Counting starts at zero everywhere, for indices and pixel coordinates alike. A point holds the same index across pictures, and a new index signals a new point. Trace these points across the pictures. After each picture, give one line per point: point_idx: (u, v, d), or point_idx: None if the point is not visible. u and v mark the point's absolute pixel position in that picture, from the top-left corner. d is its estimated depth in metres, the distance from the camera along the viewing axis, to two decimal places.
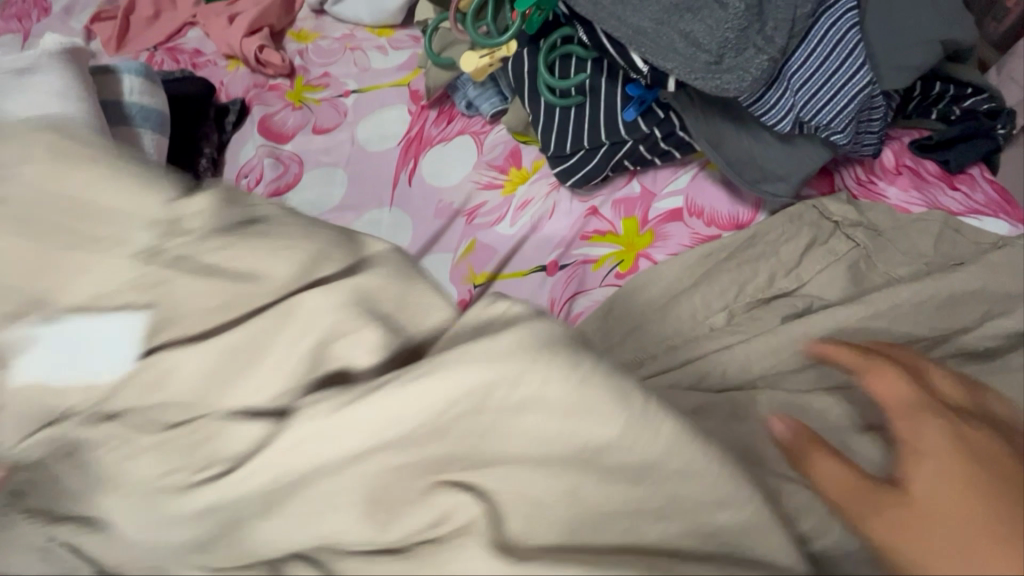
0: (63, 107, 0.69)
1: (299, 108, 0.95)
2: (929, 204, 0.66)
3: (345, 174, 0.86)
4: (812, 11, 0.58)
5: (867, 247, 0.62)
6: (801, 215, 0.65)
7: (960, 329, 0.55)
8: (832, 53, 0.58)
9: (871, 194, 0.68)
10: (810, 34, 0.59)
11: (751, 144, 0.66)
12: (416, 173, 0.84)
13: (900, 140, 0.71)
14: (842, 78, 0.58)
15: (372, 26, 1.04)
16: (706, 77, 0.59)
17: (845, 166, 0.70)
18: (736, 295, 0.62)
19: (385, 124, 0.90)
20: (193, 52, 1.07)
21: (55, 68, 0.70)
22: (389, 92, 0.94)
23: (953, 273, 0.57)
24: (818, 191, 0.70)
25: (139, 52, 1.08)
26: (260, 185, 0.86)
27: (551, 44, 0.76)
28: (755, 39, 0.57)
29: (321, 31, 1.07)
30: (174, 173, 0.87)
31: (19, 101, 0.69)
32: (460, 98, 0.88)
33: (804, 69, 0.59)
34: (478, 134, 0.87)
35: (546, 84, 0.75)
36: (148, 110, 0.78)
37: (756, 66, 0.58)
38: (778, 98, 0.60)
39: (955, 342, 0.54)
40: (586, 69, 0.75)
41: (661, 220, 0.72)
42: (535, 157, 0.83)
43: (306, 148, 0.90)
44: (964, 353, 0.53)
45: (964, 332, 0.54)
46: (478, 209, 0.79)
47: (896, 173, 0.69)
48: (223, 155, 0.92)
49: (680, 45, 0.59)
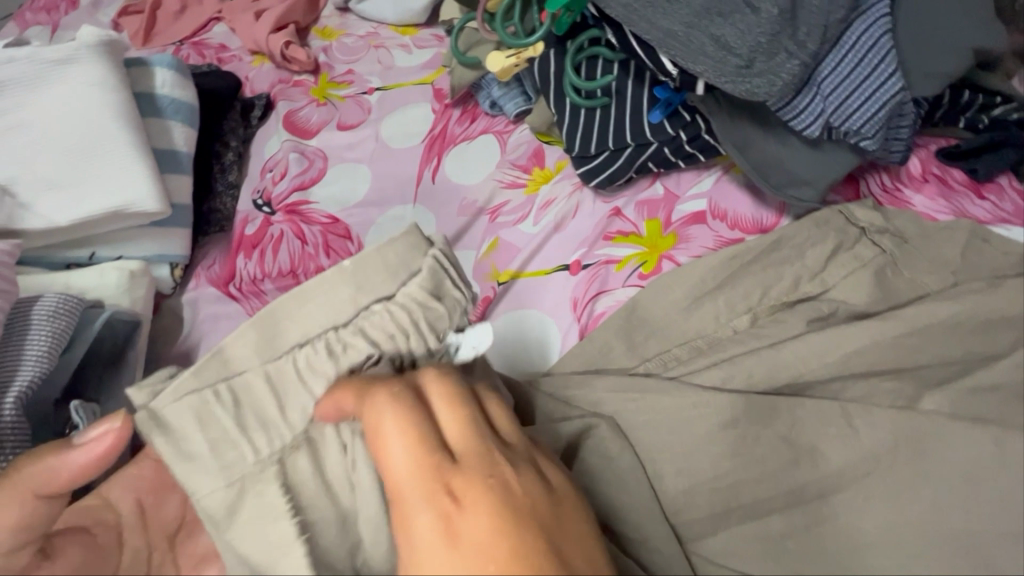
0: (99, 99, 0.70)
1: (323, 104, 0.96)
2: (955, 213, 0.66)
3: (369, 171, 0.87)
4: (844, 17, 0.58)
5: (893, 253, 0.62)
6: (827, 220, 0.65)
7: (989, 352, 0.55)
8: (863, 60, 0.59)
9: (896, 201, 0.68)
10: (841, 40, 0.59)
11: (778, 148, 0.66)
12: (439, 171, 0.85)
13: (926, 148, 0.70)
14: (873, 84, 0.58)
15: (396, 24, 1.05)
16: (736, 81, 0.59)
17: (871, 173, 0.70)
18: (760, 298, 0.62)
19: (408, 122, 0.91)
20: (219, 47, 1.08)
21: (90, 59, 0.71)
22: (413, 90, 0.95)
23: (980, 289, 0.57)
24: (843, 197, 0.70)
25: (165, 46, 1.09)
26: (285, 180, 0.87)
27: (578, 46, 0.76)
28: (786, 44, 0.58)
29: (345, 28, 1.08)
30: (200, 165, 0.88)
31: (54, 90, 0.70)
32: (484, 97, 0.89)
33: (835, 75, 0.59)
34: (501, 133, 0.87)
35: (573, 85, 0.76)
36: (179, 103, 0.79)
37: (787, 71, 0.58)
38: (808, 103, 0.60)
39: (986, 369, 0.54)
40: (613, 71, 0.75)
41: (684, 222, 0.73)
42: (558, 157, 0.83)
43: (330, 143, 0.91)
44: (990, 368, 0.53)
45: (998, 360, 0.54)
46: (501, 208, 0.80)
47: (923, 181, 0.69)
48: (249, 149, 0.93)
49: (710, 49, 0.60)
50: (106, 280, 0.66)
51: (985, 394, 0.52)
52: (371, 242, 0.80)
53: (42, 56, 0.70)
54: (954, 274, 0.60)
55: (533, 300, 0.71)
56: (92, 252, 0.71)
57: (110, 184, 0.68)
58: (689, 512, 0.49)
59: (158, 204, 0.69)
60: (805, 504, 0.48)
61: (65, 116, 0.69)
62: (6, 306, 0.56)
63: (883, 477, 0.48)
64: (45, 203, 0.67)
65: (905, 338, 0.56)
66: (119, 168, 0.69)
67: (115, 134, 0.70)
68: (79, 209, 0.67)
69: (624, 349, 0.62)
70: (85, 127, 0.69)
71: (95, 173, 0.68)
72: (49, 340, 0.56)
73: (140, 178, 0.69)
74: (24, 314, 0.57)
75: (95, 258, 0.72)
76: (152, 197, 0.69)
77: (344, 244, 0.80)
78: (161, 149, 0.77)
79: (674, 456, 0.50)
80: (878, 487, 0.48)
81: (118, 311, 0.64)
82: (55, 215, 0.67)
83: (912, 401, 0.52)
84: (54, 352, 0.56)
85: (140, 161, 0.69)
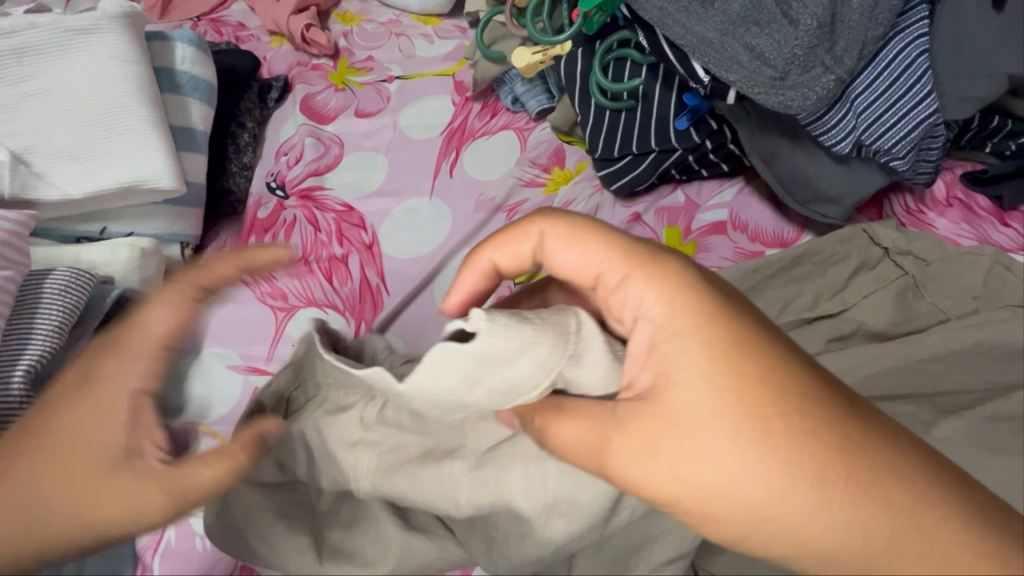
0: (118, 72, 0.69)
1: (342, 89, 0.94)
2: (978, 239, 0.67)
3: (386, 160, 0.86)
4: (883, 34, 0.58)
5: (915, 276, 0.62)
6: (851, 238, 0.64)
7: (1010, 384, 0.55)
8: (900, 78, 0.58)
9: (919, 223, 0.68)
10: (878, 58, 0.59)
11: (806, 163, 0.66)
12: (457, 165, 0.84)
13: (952, 172, 0.70)
14: (908, 104, 0.58)
15: (419, 13, 1.04)
16: (769, 93, 0.59)
17: (895, 194, 0.70)
18: (779, 313, 0.62)
19: (429, 113, 0.90)
20: (238, 26, 1.06)
21: (112, 31, 0.70)
22: (434, 81, 0.93)
23: (1006, 320, 0.57)
24: (865, 217, 0.70)
25: (182, 21, 1.07)
26: (300, 164, 0.86)
27: (607, 47, 0.75)
28: (823, 58, 0.57)
29: (367, 13, 1.06)
30: (216, 144, 0.87)
31: (72, 59, 0.68)
32: (506, 93, 0.88)
33: (869, 92, 0.59)
34: (521, 130, 0.86)
35: (599, 86, 0.75)
36: (198, 80, 0.78)
37: (822, 85, 0.57)
38: (840, 119, 0.60)
39: (1006, 401, 0.54)
40: (641, 74, 0.74)
41: (703, 232, 0.73)
42: (578, 158, 0.83)
43: (347, 130, 0.89)
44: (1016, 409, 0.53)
45: (1017, 390, 0.54)
46: (519, 207, 0.79)
47: (946, 205, 0.69)
48: (265, 131, 0.92)
49: (744, 58, 0.59)
50: (117, 256, 0.65)
51: (998, 423, 0.53)
52: (388, 231, 0.79)
53: (63, 24, 0.68)
54: (975, 300, 0.61)
55: None
56: (104, 226, 0.70)
57: (126, 158, 0.67)
58: None
59: (173, 181, 0.68)
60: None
61: (84, 87, 0.68)
62: (17, 278, 0.54)
63: None
64: (58, 174, 0.66)
65: (925, 364, 0.56)
66: (136, 143, 0.68)
67: (133, 108, 0.68)
68: (92, 183, 0.66)
69: None
70: (103, 99, 0.68)
71: (112, 147, 0.67)
72: (60, 314, 0.55)
73: (157, 154, 0.68)
74: (35, 286, 0.55)
75: (106, 233, 0.70)
76: (168, 174, 0.68)
77: (358, 233, 0.79)
78: (178, 126, 0.75)
79: None
80: None
81: (128, 290, 0.63)
82: (68, 187, 0.65)
83: (927, 427, 0.53)
84: (64, 328, 0.55)
85: (158, 136, 0.68)
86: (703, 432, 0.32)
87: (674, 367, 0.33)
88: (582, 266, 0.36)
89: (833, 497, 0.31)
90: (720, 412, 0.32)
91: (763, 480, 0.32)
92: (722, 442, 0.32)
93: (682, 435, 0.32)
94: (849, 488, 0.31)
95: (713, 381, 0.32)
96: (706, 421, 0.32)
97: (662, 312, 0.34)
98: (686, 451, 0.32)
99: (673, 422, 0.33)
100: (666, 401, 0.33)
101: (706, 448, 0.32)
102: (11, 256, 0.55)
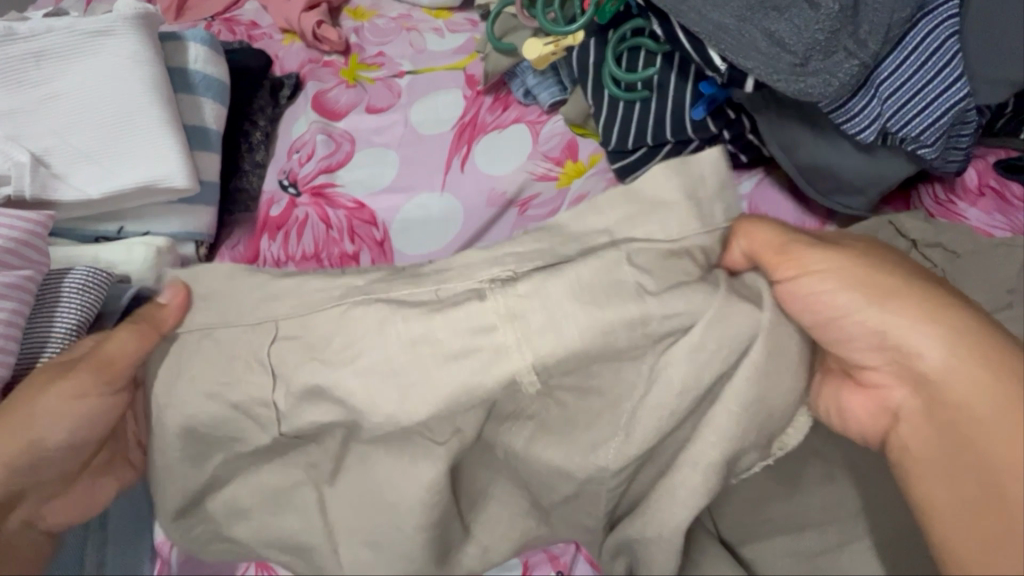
0: (133, 73, 0.70)
1: (353, 85, 0.94)
2: (1012, 229, 0.64)
3: (397, 157, 0.85)
4: (910, 16, 0.55)
5: (944, 269, 0.60)
6: (875, 229, 0.62)
7: None
8: (927, 62, 0.55)
9: (949, 214, 0.66)
10: (904, 41, 0.56)
11: (828, 151, 0.63)
12: (469, 160, 0.83)
13: (984, 159, 0.67)
14: (935, 90, 0.55)
15: (430, 7, 1.03)
16: (789, 79, 0.56)
17: (923, 183, 0.67)
18: None
19: (441, 108, 0.89)
20: (251, 24, 1.06)
21: (127, 32, 0.71)
22: (445, 76, 0.93)
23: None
24: (892, 208, 0.68)
25: (196, 21, 1.08)
26: (312, 161, 0.86)
27: (621, 36, 0.73)
28: (846, 43, 0.55)
29: (377, 9, 1.05)
30: (230, 142, 0.87)
31: (89, 62, 0.69)
32: (518, 85, 0.86)
33: (895, 78, 0.56)
34: (533, 124, 0.85)
35: (612, 76, 0.72)
36: (211, 79, 0.78)
37: (845, 71, 0.55)
38: (864, 106, 0.57)
39: None
40: (655, 64, 0.72)
41: None
42: (592, 151, 0.81)
43: (359, 127, 0.89)
44: None
45: None
46: (531, 201, 0.79)
47: (978, 195, 0.66)
48: (277, 128, 0.92)
49: (763, 45, 0.57)
50: (133, 255, 0.65)
51: None
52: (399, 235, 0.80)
53: (79, 27, 0.69)
54: (1009, 294, 0.58)
55: None
56: (121, 226, 0.71)
57: (142, 159, 0.68)
58: None
59: (186, 180, 0.69)
60: None
61: (99, 89, 0.69)
62: (36, 278, 0.54)
63: None
64: (77, 176, 0.67)
65: None
66: (151, 143, 0.68)
67: (147, 109, 0.69)
68: (109, 184, 0.67)
69: None
70: (120, 100, 0.69)
71: (127, 148, 0.68)
72: (77, 314, 0.55)
73: (170, 155, 0.68)
74: (53, 289, 0.55)
75: (123, 232, 0.71)
76: (182, 173, 0.68)
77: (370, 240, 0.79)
78: (191, 125, 0.76)
79: None
80: None
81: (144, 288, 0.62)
82: (87, 188, 0.66)
83: None
84: (82, 327, 0.55)
85: (172, 136, 0.69)
86: (912, 326, 0.42)
87: (847, 279, 0.44)
88: (842, 281, 0.44)
89: (931, 333, 0.42)
90: (933, 304, 0.43)
91: (939, 328, 0.42)
92: (906, 319, 0.42)
93: (841, 281, 0.44)
94: (987, 361, 0.41)
95: (918, 303, 0.43)
96: (894, 304, 0.43)
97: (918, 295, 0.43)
98: (908, 336, 0.42)
99: (934, 315, 0.42)
100: (946, 314, 0.42)
101: (913, 333, 0.42)
102: (28, 257, 0.55)
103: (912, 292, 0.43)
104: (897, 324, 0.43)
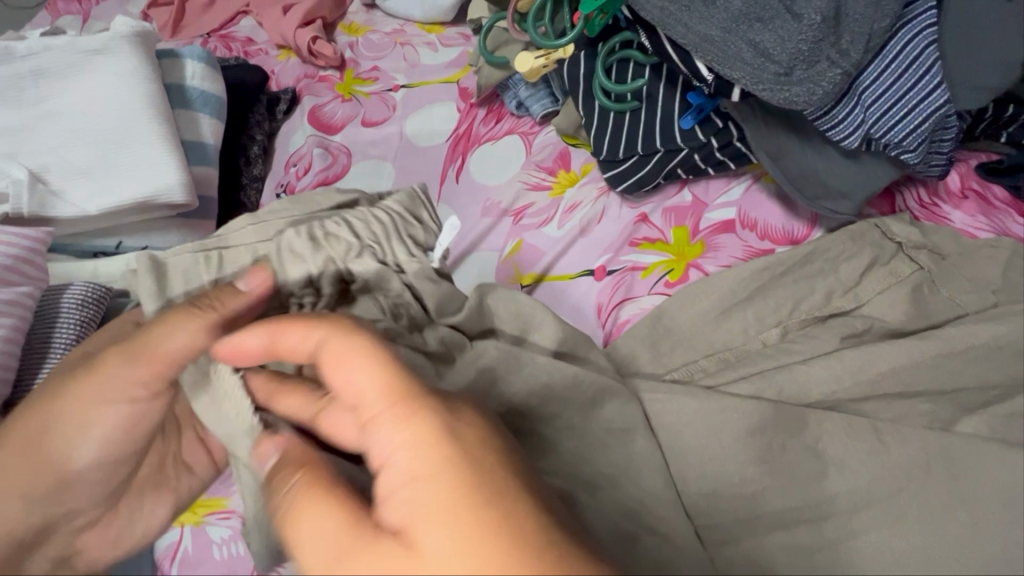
0: (131, 90, 0.70)
1: (348, 100, 0.95)
2: (997, 231, 0.65)
3: (393, 169, 0.86)
4: (890, 26, 0.57)
5: (932, 271, 0.61)
6: (862, 234, 0.64)
7: None
8: (907, 70, 0.57)
9: (934, 217, 0.67)
10: (884, 50, 0.58)
11: (813, 158, 0.65)
12: (464, 171, 0.84)
13: (967, 163, 0.69)
14: (917, 96, 0.57)
15: (423, 22, 1.05)
16: (774, 89, 0.58)
17: (907, 187, 0.69)
18: (791, 312, 0.61)
19: (435, 120, 0.90)
20: (246, 41, 1.08)
21: (126, 51, 0.72)
22: (439, 89, 0.94)
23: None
24: (879, 211, 0.69)
25: (192, 38, 1.09)
26: (309, 176, 0.87)
27: (610, 48, 0.75)
28: (829, 52, 0.56)
29: (371, 24, 1.07)
30: (228, 157, 0.88)
31: (88, 80, 0.70)
32: (511, 97, 0.88)
33: (877, 85, 0.58)
34: (526, 134, 0.87)
35: (602, 88, 0.74)
36: (208, 95, 0.79)
37: (828, 80, 0.57)
38: (847, 113, 0.59)
39: None
40: (644, 75, 0.73)
41: (712, 231, 0.72)
42: (584, 161, 0.83)
43: (354, 140, 0.90)
44: None
45: None
46: (526, 210, 0.79)
47: (961, 197, 0.67)
48: (274, 142, 0.93)
49: (748, 55, 0.58)
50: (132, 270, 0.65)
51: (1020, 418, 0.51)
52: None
53: (79, 47, 0.71)
54: (995, 294, 0.59)
55: (559, 301, 0.72)
56: (119, 241, 0.71)
57: (140, 175, 0.68)
58: (711, 516, 0.49)
59: (184, 195, 0.69)
60: (833, 518, 0.47)
61: (98, 107, 0.69)
62: (35, 294, 0.54)
63: (915, 495, 0.47)
64: (75, 193, 0.67)
65: (941, 360, 0.55)
66: (147, 160, 0.69)
67: (145, 126, 0.70)
68: (106, 200, 0.67)
69: (649, 357, 0.61)
70: (118, 118, 0.69)
71: (125, 163, 0.68)
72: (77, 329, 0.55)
73: (166, 171, 0.69)
74: (52, 304, 0.55)
75: (122, 247, 0.71)
76: (179, 188, 0.69)
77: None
78: (189, 141, 0.77)
79: (700, 462, 0.50)
80: (913, 506, 0.47)
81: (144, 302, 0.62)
82: (85, 205, 0.67)
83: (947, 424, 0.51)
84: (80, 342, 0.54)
85: (169, 152, 0.69)
86: (422, 551, 0.29)
87: (422, 510, 0.30)
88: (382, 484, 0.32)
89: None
90: (430, 434, 0.32)
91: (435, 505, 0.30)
92: (446, 541, 0.29)
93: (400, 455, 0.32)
94: (502, 567, 0.28)
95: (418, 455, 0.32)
96: (426, 503, 0.30)
97: (455, 545, 0.29)
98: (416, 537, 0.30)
99: (411, 475, 0.31)
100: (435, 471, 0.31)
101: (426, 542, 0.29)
102: (25, 272, 0.55)
103: (430, 495, 0.30)
104: (419, 559, 0.29)
